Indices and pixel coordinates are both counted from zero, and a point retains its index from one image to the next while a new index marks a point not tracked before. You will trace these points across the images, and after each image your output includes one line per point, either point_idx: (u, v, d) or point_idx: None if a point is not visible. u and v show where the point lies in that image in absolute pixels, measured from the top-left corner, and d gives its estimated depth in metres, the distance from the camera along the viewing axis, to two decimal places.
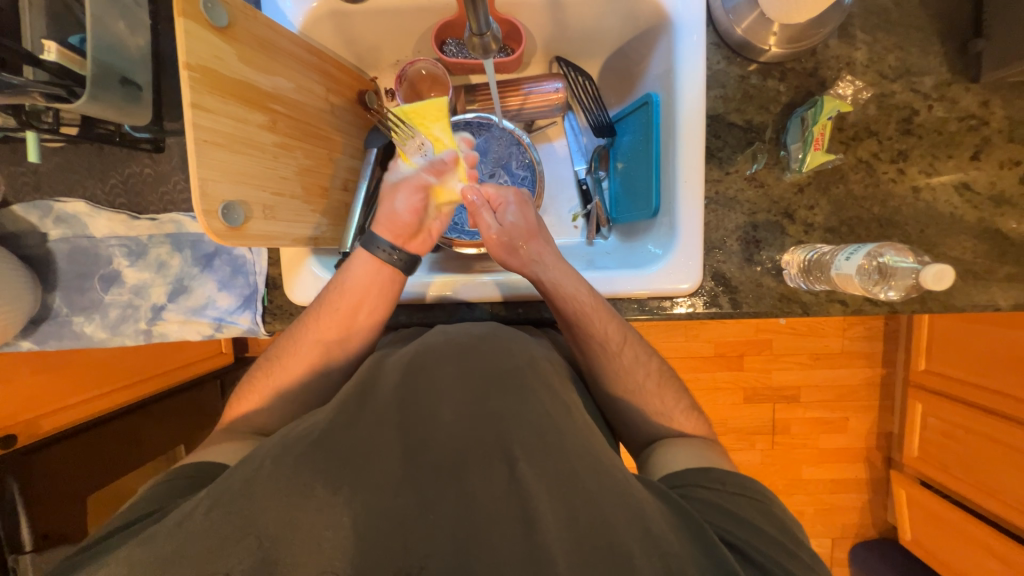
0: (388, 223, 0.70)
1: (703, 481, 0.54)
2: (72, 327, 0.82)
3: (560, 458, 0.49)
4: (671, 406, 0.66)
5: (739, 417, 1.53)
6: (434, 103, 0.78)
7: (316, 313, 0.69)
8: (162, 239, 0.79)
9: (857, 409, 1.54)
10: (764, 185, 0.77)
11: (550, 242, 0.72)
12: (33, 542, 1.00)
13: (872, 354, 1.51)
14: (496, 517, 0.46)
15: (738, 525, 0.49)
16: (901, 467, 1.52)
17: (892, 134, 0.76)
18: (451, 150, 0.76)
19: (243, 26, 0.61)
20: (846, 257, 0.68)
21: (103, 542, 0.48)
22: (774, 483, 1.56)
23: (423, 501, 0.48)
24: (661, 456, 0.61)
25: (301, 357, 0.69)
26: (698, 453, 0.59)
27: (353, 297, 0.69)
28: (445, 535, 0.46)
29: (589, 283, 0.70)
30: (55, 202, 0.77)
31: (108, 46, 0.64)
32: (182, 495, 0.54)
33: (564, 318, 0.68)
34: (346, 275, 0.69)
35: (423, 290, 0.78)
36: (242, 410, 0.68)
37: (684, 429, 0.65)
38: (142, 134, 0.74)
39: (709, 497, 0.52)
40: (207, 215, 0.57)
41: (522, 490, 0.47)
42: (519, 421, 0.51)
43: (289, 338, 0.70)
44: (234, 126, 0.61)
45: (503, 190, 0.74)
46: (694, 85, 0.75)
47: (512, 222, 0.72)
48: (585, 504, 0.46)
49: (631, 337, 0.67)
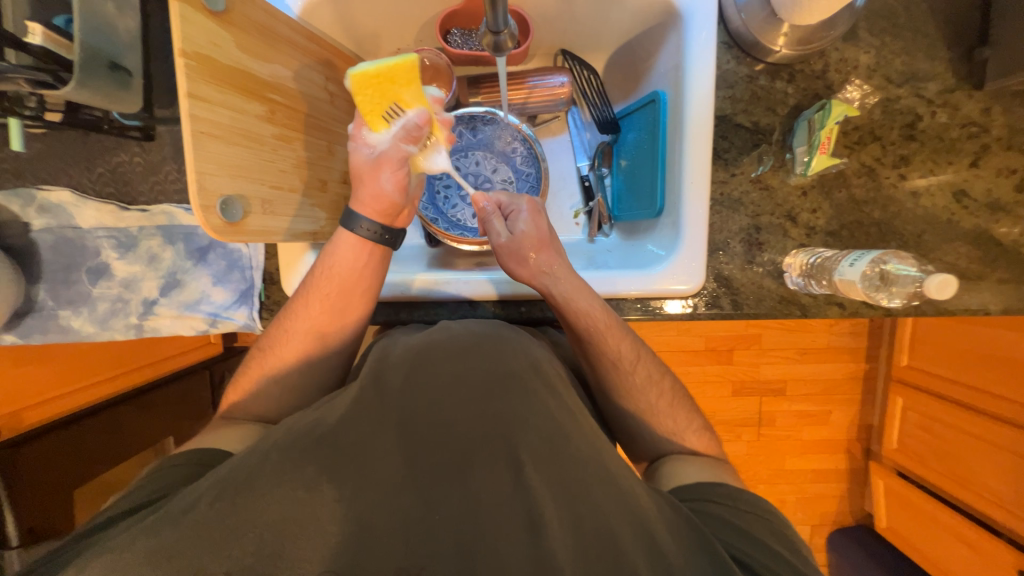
0: (371, 204, 0.66)
1: (711, 495, 0.55)
2: (58, 321, 0.79)
3: (564, 466, 0.48)
4: (673, 408, 0.66)
5: (728, 410, 1.56)
6: (405, 62, 0.60)
7: (304, 296, 0.67)
8: (153, 231, 0.76)
9: (840, 403, 1.58)
10: (769, 188, 0.77)
11: (562, 253, 0.72)
12: (19, 537, 0.97)
13: (858, 350, 1.55)
14: (500, 519, 0.45)
15: (738, 534, 0.50)
16: (881, 458, 1.57)
17: (895, 139, 0.76)
18: (422, 110, 0.63)
19: (241, 12, 0.59)
20: (851, 263, 0.69)
21: (99, 530, 0.47)
22: (759, 473, 1.60)
23: (426, 500, 0.46)
24: (670, 470, 0.62)
25: (296, 342, 0.66)
26: (705, 469, 0.60)
27: (340, 279, 0.66)
28: (447, 537, 0.44)
29: (599, 296, 0.70)
30: (38, 191, 0.73)
31: (98, 29, 0.60)
32: (167, 488, 0.52)
33: (576, 334, 0.68)
34: (330, 254, 0.67)
35: (415, 284, 0.77)
36: (233, 401, 0.66)
37: (682, 431, 0.66)
38: (131, 121, 0.71)
39: (717, 511, 0.53)
40: (204, 211, 0.55)
41: (527, 495, 0.46)
42: (527, 424, 0.50)
43: (282, 328, 0.67)
44: (231, 117, 0.58)
45: (516, 199, 0.74)
46: (702, 83, 0.74)
47: (523, 231, 0.71)
48: (590, 511, 0.46)
49: (644, 354, 0.67)
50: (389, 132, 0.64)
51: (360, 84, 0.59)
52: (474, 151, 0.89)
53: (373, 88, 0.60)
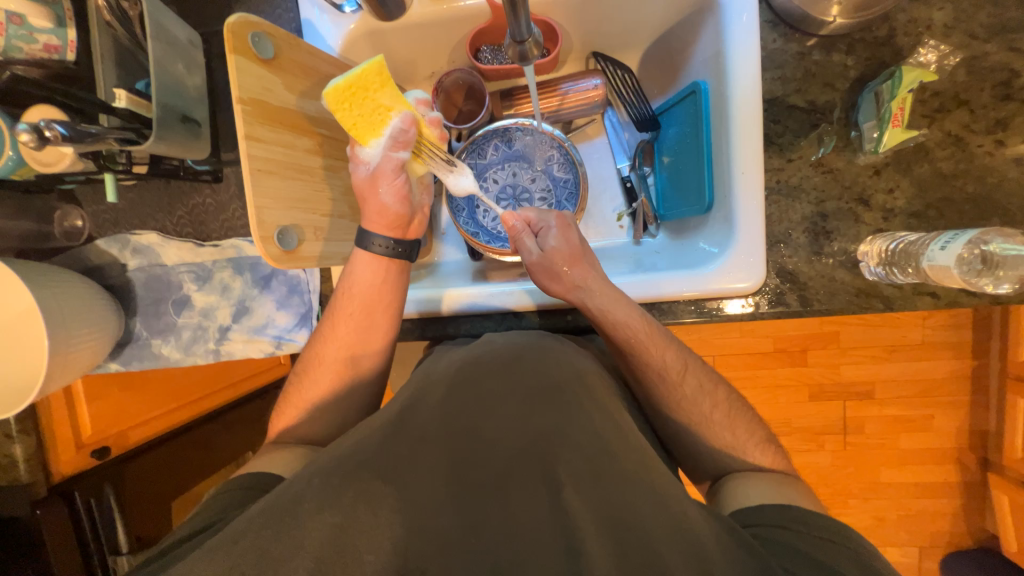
0: (377, 219, 0.69)
1: (777, 521, 0.50)
2: (151, 349, 0.88)
3: (605, 485, 0.44)
4: (725, 419, 0.62)
5: (806, 417, 1.42)
6: (370, 66, 0.60)
7: (331, 320, 0.71)
8: (225, 263, 0.83)
9: (944, 406, 1.39)
10: (833, 171, 0.70)
11: (596, 265, 0.70)
12: (129, 544, 1.07)
13: (961, 345, 1.35)
14: (539, 545, 0.41)
15: (817, 563, 0.45)
16: (1002, 470, 1.35)
17: (987, 101, 0.67)
18: (404, 112, 0.64)
19: (288, 56, 0.63)
20: (942, 246, 0.61)
21: (161, 556, 0.47)
22: (848, 486, 1.44)
23: (466, 522, 0.42)
24: (731, 492, 0.57)
25: (331, 360, 0.70)
26: (773, 489, 0.55)
27: (362, 299, 0.70)
28: (484, 560, 0.40)
29: (638, 306, 0.67)
30: (132, 235, 0.83)
31: (172, 88, 0.68)
32: (232, 509, 0.54)
33: (616, 346, 0.66)
34: (351, 277, 0.70)
35: (439, 302, 0.78)
36: (282, 425, 0.69)
37: (738, 443, 0.62)
38: (202, 166, 0.79)
39: (783, 538, 0.48)
40: (264, 241, 0.59)
41: (566, 519, 0.42)
42: (566, 439, 0.47)
43: (317, 350, 0.71)
44: (284, 153, 0.63)
45: (544, 215, 0.73)
46: (747, 68, 0.69)
47: (554, 246, 0.69)
48: (636, 534, 0.41)
49: (689, 362, 0.64)
50: (378, 144, 0.64)
51: (340, 99, 0.60)
52: (510, 163, 0.89)
53: (353, 98, 0.61)
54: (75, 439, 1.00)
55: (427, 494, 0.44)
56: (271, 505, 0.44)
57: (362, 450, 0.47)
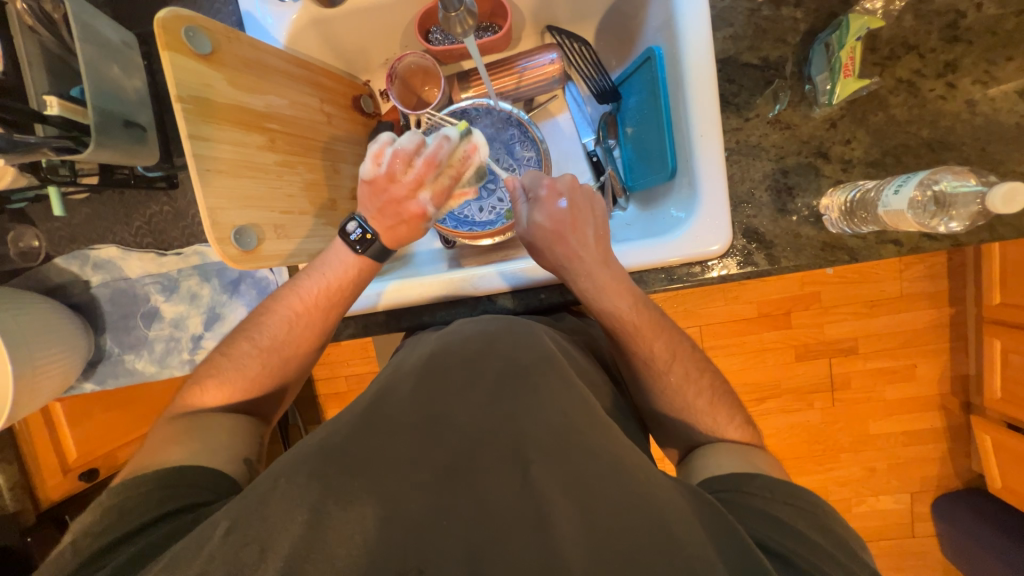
0: (409, 221, 0.67)
1: (747, 488, 0.52)
2: (124, 364, 0.87)
3: (574, 460, 0.44)
4: (690, 387, 0.63)
5: (793, 377, 1.44)
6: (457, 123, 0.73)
7: (284, 297, 0.67)
8: (190, 271, 0.82)
9: (925, 354, 1.42)
10: (790, 126, 0.70)
11: (586, 241, 0.65)
12: None
13: (937, 293, 1.38)
14: (511, 521, 0.41)
15: (774, 522, 0.48)
16: (983, 411, 1.39)
17: (936, 44, 0.67)
18: (466, 145, 0.65)
19: (228, 49, 0.61)
20: (895, 190, 0.61)
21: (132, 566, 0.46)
22: (839, 441, 1.47)
23: (437, 512, 0.42)
24: (702, 460, 0.59)
25: (280, 348, 0.67)
26: (744, 458, 0.57)
27: (326, 282, 0.67)
28: (456, 545, 0.40)
29: (629, 289, 0.65)
30: (90, 251, 0.80)
31: (108, 92, 0.65)
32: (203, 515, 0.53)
33: (601, 326, 0.67)
34: (327, 256, 0.67)
35: (378, 298, 0.76)
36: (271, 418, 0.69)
37: (702, 411, 0.63)
38: (155, 172, 0.76)
39: (750, 503, 0.50)
40: (220, 243, 0.58)
41: (538, 495, 0.42)
42: (535, 418, 0.47)
43: (256, 321, 0.66)
44: (234, 151, 0.61)
45: (537, 181, 0.68)
46: (698, 28, 0.68)
47: (539, 223, 0.66)
48: (604, 504, 0.42)
49: (660, 332, 0.64)
50: (447, 161, 0.65)
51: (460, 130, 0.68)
52: None
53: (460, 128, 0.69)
54: (60, 464, 0.98)
55: (397, 480, 0.44)
56: (239, 505, 0.44)
57: (332, 441, 0.47)
